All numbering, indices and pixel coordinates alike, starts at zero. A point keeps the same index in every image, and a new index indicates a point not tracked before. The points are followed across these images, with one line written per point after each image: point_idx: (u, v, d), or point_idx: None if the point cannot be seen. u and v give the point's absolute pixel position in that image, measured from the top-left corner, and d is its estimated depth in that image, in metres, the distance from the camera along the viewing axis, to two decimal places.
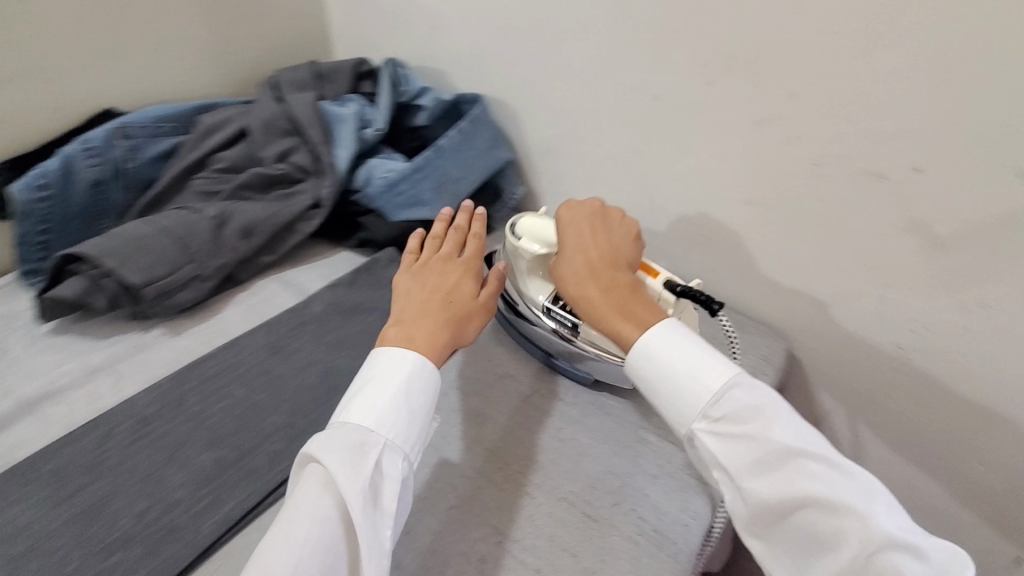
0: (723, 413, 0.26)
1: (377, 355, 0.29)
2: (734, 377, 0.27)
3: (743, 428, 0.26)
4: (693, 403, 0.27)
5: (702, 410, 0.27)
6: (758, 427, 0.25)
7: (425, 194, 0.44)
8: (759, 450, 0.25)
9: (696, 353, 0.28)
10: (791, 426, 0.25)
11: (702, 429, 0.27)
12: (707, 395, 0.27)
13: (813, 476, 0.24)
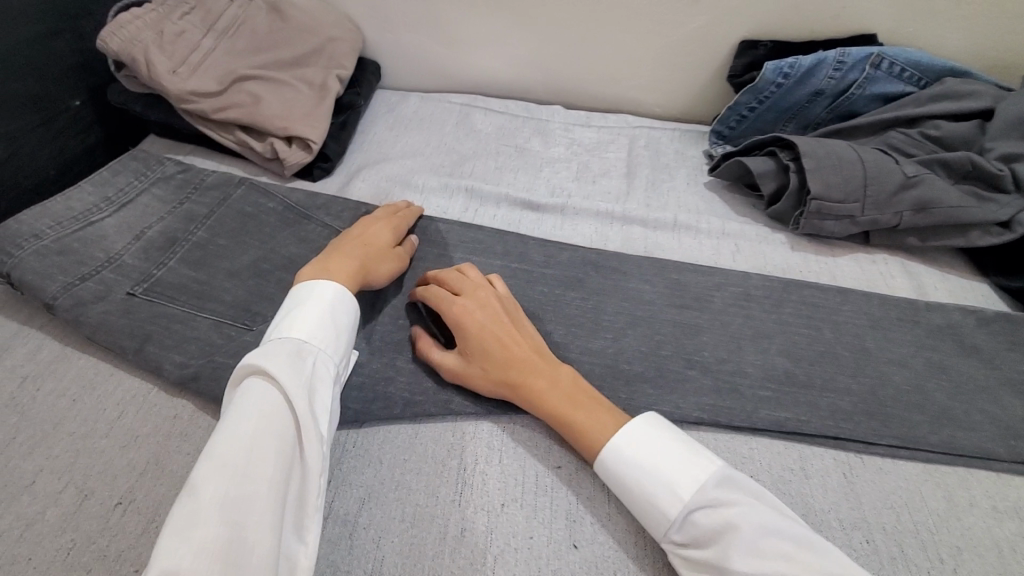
0: (688, 535, 0.40)
1: (240, 396, 0.40)
2: (688, 498, 0.40)
3: (708, 549, 0.39)
4: (662, 529, 0.41)
5: (671, 533, 0.41)
6: (715, 549, 0.38)
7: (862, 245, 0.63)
8: None
9: (643, 472, 0.42)
10: (743, 553, 0.37)
11: (673, 548, 0.41)
12: (668, 521, 0.41)
13: None
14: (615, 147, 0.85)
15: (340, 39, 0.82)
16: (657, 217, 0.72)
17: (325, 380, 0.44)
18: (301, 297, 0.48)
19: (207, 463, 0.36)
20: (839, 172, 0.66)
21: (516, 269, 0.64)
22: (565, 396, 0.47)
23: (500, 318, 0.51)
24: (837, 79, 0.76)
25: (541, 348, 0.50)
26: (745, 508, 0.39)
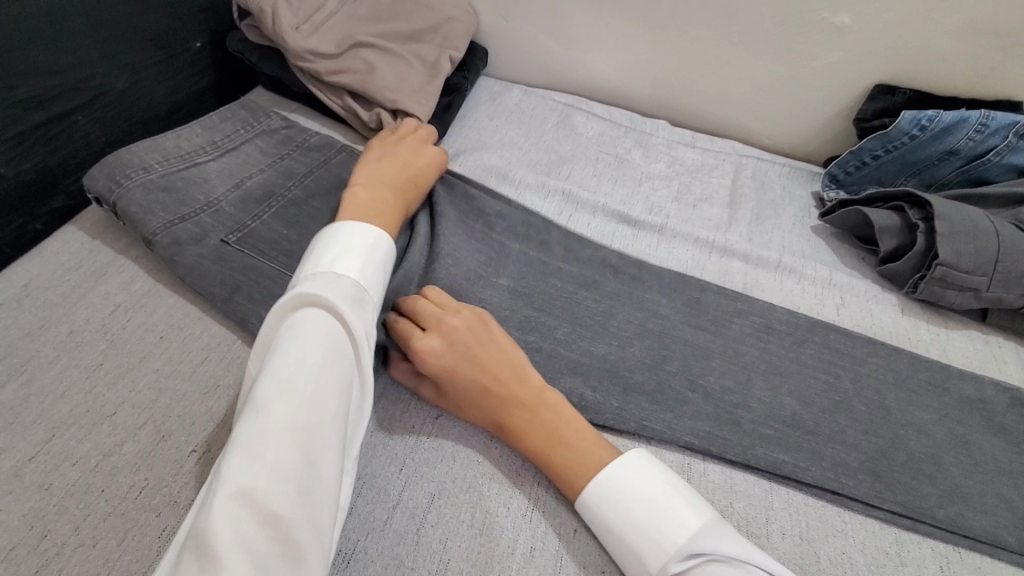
0: None
1: (298, 324, 0.40)
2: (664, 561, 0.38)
3: None
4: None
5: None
6: None
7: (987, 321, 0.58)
8: None
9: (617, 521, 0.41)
10: None
11: None
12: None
13: None
14: (717, 173, 0.81)
15: (457, 20, 0.80)
16: (758, 254, 0.68)
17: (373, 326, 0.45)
18: (346, 243, 0.49)
19: (281, 381, 0.35)
20: (972, 242, 0.61)
21: (606, 281, 0.62)
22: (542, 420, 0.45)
23: (460, 347, 0.47)
24: (977, 141, 0.71)
25: (509, 371, 0.46)
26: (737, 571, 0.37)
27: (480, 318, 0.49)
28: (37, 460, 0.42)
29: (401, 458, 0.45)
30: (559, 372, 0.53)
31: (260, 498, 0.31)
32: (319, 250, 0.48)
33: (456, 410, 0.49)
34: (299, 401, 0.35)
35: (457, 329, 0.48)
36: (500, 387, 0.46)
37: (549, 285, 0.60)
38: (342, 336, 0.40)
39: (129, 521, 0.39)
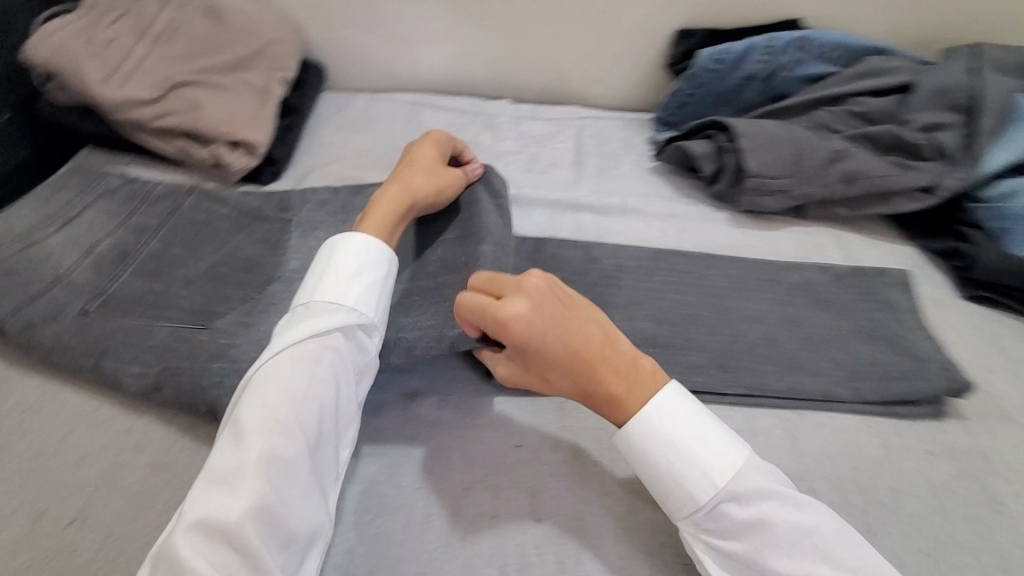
0: (707, 521, 0.42)
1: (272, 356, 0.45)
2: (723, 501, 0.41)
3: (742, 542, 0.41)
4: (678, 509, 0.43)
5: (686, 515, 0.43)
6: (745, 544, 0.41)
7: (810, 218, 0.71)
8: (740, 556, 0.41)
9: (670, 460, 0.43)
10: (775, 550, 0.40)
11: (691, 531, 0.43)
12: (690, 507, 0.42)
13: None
14: (563, 138, 0.87)
15: (282, 40, 0.81)
16: (606, 202, 0.74)
17: (363, 349, 0.48)
18: (331, 261, 0.50)
19: (253, 416, 0.41)
20: (768, 154, 0.71)
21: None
22: (619, 386, 0.44)
23: (557, 317, 0.45)
24: (766, 62, 0.81)
25: (616, 345, 0.46)
26: (780, 503, 0.41)
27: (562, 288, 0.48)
28: None
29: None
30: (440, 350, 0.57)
31: (223, 514, 0.37)
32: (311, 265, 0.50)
33: None
34: (262, 438, 0.40)
35: (539, 291, 0.46)
36: (591, 354, 0.45)
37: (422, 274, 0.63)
38: (320, 370, 0.45)
39: None
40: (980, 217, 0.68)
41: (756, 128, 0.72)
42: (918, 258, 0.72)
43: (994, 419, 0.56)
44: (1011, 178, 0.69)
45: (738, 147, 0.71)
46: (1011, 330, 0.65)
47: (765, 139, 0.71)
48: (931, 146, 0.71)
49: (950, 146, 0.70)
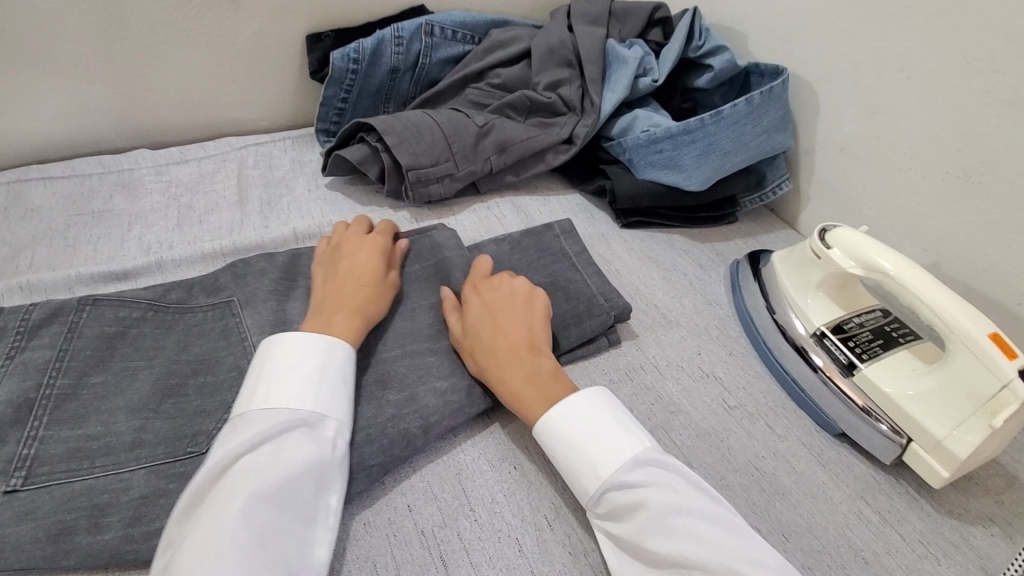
0: (608, 507, 0.46)
1: (245, 467, 0.42)
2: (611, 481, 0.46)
3: (628, 523, 0.44)
4: (582, 493, 0.48)
5: (591, 503, 0.47)
6: (633, 532, 0.44)
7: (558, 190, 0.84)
8: (632, 547, 0.44)
9: (586, 436, 0.48)
10: (655, 531, 0.42)
11: (595, 518, 0.47)
12: (592, 492, 0.47)
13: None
14: (219, 178, 0.84)
15: None
16: (274, 237, 0.74)
17: (302, 440, 0.45)
18: (273, 354, 0.49)
19: (217, 530, 0.38)
20: (416, 146, 0.77)
21: (179, 322, 0.58)
22: (534, 369, 0.53)
23: (490, 312, 0.57)
24: (403, 54, 0.86)
25: (530, 344, 0.55)
26: (657, 486, 0.45)
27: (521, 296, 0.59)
28: None
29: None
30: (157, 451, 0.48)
31: None
32: (255, 370, 0.49)
33: None
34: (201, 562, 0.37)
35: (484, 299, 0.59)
36: (527, 354, 0.55)
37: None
38: (254, 468, 0.42)
39: None
40: (614, 153, 0.81)
41: (403, 121, 0.78)
42: (578, 202, 0.85)
43: (658, 327, 0.67)
44: (624, 114, 0.84)
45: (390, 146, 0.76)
46: (653, 243, 0.79)
47: (405, 133, 0.77)
48: (561, 100, 0.84)
49: (574, 97, 0.84)
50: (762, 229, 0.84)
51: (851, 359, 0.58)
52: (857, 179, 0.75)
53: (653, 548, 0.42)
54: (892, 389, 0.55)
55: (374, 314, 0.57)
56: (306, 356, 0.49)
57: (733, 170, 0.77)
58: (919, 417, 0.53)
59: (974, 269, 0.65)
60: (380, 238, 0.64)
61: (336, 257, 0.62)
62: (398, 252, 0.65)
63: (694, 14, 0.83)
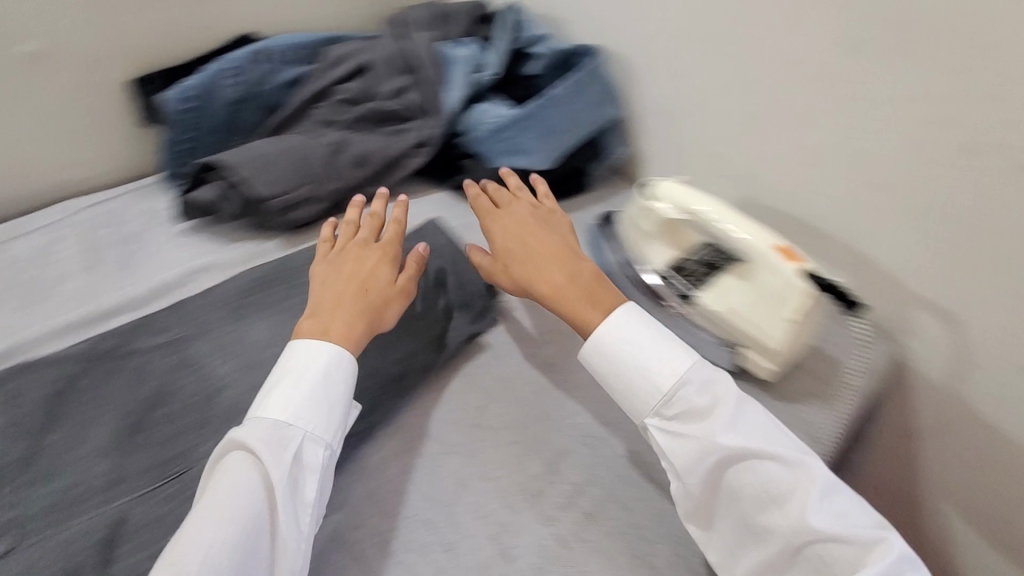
0: (673, 408, 0.53)
1: (230, 501, 0.44)
2: (683, 377, 0.53)
3: (691, 424, 0.52)
4: (645, 404, 0.54)
5: (654, 410, 0.53)
6: (703, 433, 0.50)
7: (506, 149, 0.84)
8: (703, 448, 0.50)
9: (646, 329, 0.56)
10: (723, 428, 0.50)
11: (654, 423, 0.53)
12: (659, 400, 0.53)
13: (754, 471, 0.48)
14: (63, 245, 0.80)
15: None
16: (136, 295, 0.72)
17: (297, 455, 0.48)
18: (290, 361, 0.53)
19: None
20: (263, 175, 0.77)
21: (57, 404, 0.57)
22: (578, 284, 0.61)
23: (514, 231, 0.67)
24: (242, 84, 0.85)
25: (547, 253, 0.64)
26: (693, 387, 0.52)
27: (543, 216, 0.70)
28: None
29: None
30: (65, 520, 0.50)
31: None
32: (273, 376, 0.52)
33: None
34: None
35: (514, 219, 0.69)
36: (569, 257, 0.64)
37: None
38: (226, 510, 0.44)
39: None
40: (468, 148, 0.87)
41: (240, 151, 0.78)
42: (443, 199, 0.89)
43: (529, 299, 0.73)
44: (471, 109, 0.88)
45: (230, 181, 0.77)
46: None
47: (246, 166, 0.77)
48: (404, 107, 0.87)
49: (415, 102, 0.87)
50: (614, 194, 0.93)
51: (688, 291, 0.67)
52: (674, 133, 0.84)
53: (662, 388, 0.53)
54: (722, 310, 0.64)
55: (378, 321, 0.59)
56: (281, 376, 0.52)
57: (573, 145, 0.84)
58: (745, 328, 0.62)
59: (767, 189, 0.75)
60: (389, 246, 0.65)
61: (339, 261, 0.64)
62: (413, 258, 0.65)
63: (508, 10, 0.91)
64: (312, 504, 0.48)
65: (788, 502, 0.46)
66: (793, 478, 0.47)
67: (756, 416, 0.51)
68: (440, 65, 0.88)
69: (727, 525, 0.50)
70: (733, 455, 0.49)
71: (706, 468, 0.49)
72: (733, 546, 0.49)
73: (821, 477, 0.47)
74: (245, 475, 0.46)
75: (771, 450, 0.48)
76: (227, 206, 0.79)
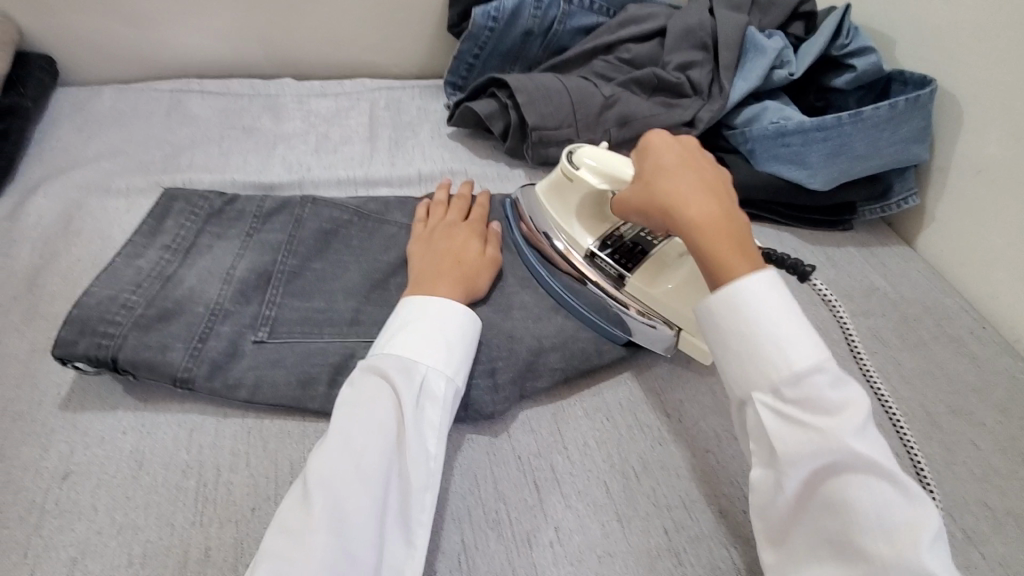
0: (794, 396, 0.41)
1: (370, 409, 0.46)
2: (816, 366, 0.41)
3: (810, 422, 0.40)
4: (762, 380, 0.42)
5: (770, 392, 0.42)
6: (827, 427, 0.39)
7: (813, 159, 0.76)
8: (817, 441, 0.39)
9: (780, 303, 0.43)
10: (852, 434, 0.39)
11: (762, 404, 0.42)
12: (781, 378, 0.42)
13: (881, 505, 0.37)
14: (353, 114, 0.90)
15: None
16: (401, 175, 0.80)
17: (432, 387, 0.49)
18: (403, 313, 0.53)
19: (315, 474, 0.42)
20: (548, 103, 0.80)
21: (331, 240, 0.65)
22: (719, 241, 0.47)
23: (678, 159, 0.53)
24: (539, 17, 0.89)
25: (702, 187, 0.50)
26: (846, 410, 0.40)
27: (700, 149, 0.55)
28: None
29: (159, 486, 0.46)
30: (313, 334, 0.55)
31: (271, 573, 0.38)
32: (393, 319, 0.54)
33: (197, 438, 0.49)
34: (314, 500, 0.41)
35: (670, 151, 0.54)
36: (729, 199, 0.51)
37: (252, 259, 0.60)
38: (360, 421, 0.46)
39: None
40: (734, 142, 0.82)
41: (579, 82, 0.83)
42: None
43: None
44: (751, 104, 0.83)
45: (688, 83, 0.84)
46: (763, 238, 0.80)
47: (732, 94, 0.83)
48: (689, 82, 0.84)
49: (703, 80, 0.84)
50: (878, 242, 0.83)
51: (620, 271, 0.60)
52: (981, 209, 0.73)
53: (794, 366, 0.41)
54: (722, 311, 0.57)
55: (471, 287, 0.59)
56: (400, 323, 0.52)
57: (857, 176, 0.76)
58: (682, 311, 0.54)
59: None
60: (472, 224, 0.65)
61: (431, 237, 0.63)
62: (494, 232, 0.65)
63: (848, 9, 0.81)
64: (439, 431, 0.48)
65: (888, 534, 0.37)
66: (912, 513, 0.37)
67: (879, 438, 0.40)
68: (744, 51, 0.84)
69: (805, 528, 0.41)
70: (858, 467, 0.38)
71: (810, 471, 0.40)
72: (801, 553, 0.41)
73: (939, 521, 0.37)
74: (386, 391, 0.48)
75: (895, 474, 0.38)
76: (624, 63, 0.88)
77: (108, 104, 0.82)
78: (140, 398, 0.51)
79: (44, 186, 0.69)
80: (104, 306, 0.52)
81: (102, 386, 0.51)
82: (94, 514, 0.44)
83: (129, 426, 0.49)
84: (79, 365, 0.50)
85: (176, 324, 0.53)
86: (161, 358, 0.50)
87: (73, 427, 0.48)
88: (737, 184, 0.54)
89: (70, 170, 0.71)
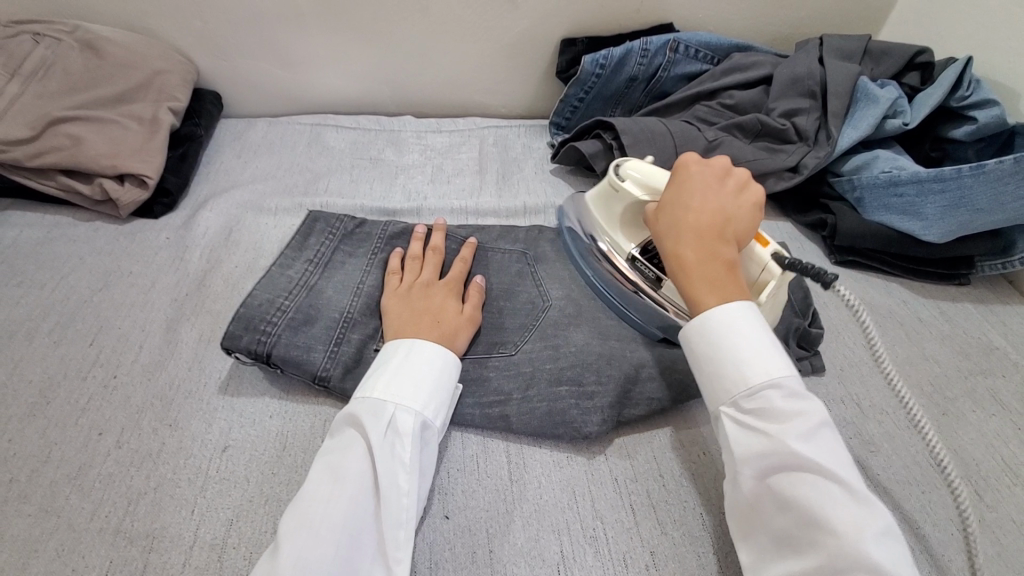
0: (751, 405, 0.46)
1: (341, 459, 0.48)
2: (770, 383, 0.46)
3: (766, 423, 0.45)
4: (727, 392, 0.48)
5: (732, 400, 0.47)
6: (773, 430, 0.44)
7: (928, 211, 0.74)
8: (765, 444, 0.44)
9: (742, 330, 0.48)
10: (795, 435, 0.43)
11: (727, 412, 0.47)
12: (741, 389, 0.47)
13: (819, 495, 0.41)
14: (465, 149, 0.98)
15: (168, 71, 0.85)
16: (507, 206, 0.86)
17: (402, 427, 0.50)
18: (379, 359, 0.55)
19: (286, 522, 0.44)
20: (651, 145, 0.83)
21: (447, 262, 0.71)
22: (693, 253, 0.53)
23: (691, 191, 0.56)
24: (645, 65, 0.93)
25: (696, 220, 0.54)
26: (803, 419, 0.44)
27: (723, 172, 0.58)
28: (38, 489, 0.50)
29: (300, 467, 0.53)
30: None
31: None
32: (372, 366, 0.56)
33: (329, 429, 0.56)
34: (282, 549, 0.42)
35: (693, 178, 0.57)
36: (724, 228, 0.54)
37: (379, 274, 0.67)
38: (330, 468, 0.47)
39: (68, 525, 0.48)
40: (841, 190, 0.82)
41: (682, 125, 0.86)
42: (792, 231, 0.86)
43: (854, 369, 0.68)
44: (861, 152, 0.82)
45: (793, 128, 0.85)
46: (868, 287, 0.79)
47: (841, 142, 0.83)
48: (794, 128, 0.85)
49: (809, 127, 0.84)
50: (996, 299, 0.79)
51: None
52: None
53: (752, 381, 0.46)
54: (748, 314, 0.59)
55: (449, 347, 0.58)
56: (375, 368, 0.54)
57: (976, 228, 0.73)
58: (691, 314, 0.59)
59: None
60: (451, 280, 0.65)
61: (408, 289, 0.63)
62: (473, 288, 0.65)
63: (968, 62, 0.80)
64: (411, 466, 0.48)
65: (832, 527, 0.40)
66: (854, 510, 0.40)
67: (832, 440, 0.44)
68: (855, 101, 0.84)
69: (763, 532, 0.44)
70: (806, 466, 0.42)
71: (761, 470, 0.44)
72: (768, 555, 0.43)
73: (884, 521, 0.40)
74: (353, 441, 0.49)
75: (833, 471, 0.42)
76: (727, 109, 0.91)
77: (258, 135, 0.95)
78: (285, 389, 0.59)
79: (209, 202, 0.80)
80: (259, 307, 0.60)
81: (252, 377, 0.59)
82: (246, 483, 0.51)
83: (276, 412, 0.57)
84: (237, 355, 0.58)
85: (315, 328, 0.60)
86: (306, 357, 0.57)
87: (231, 408, 0.57)
88: (751, 209, 0.56)
89: (229, 189, 0.83)
